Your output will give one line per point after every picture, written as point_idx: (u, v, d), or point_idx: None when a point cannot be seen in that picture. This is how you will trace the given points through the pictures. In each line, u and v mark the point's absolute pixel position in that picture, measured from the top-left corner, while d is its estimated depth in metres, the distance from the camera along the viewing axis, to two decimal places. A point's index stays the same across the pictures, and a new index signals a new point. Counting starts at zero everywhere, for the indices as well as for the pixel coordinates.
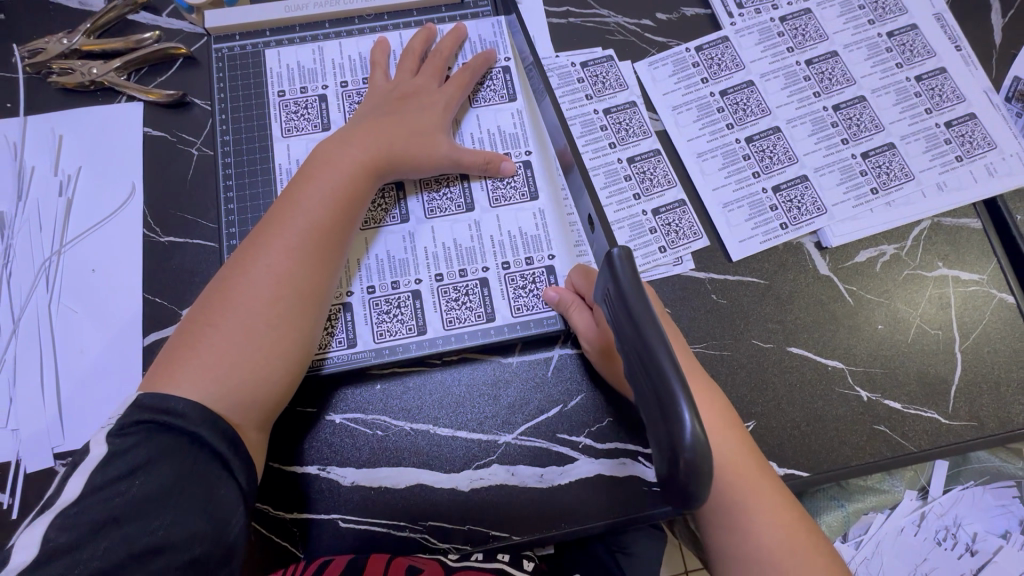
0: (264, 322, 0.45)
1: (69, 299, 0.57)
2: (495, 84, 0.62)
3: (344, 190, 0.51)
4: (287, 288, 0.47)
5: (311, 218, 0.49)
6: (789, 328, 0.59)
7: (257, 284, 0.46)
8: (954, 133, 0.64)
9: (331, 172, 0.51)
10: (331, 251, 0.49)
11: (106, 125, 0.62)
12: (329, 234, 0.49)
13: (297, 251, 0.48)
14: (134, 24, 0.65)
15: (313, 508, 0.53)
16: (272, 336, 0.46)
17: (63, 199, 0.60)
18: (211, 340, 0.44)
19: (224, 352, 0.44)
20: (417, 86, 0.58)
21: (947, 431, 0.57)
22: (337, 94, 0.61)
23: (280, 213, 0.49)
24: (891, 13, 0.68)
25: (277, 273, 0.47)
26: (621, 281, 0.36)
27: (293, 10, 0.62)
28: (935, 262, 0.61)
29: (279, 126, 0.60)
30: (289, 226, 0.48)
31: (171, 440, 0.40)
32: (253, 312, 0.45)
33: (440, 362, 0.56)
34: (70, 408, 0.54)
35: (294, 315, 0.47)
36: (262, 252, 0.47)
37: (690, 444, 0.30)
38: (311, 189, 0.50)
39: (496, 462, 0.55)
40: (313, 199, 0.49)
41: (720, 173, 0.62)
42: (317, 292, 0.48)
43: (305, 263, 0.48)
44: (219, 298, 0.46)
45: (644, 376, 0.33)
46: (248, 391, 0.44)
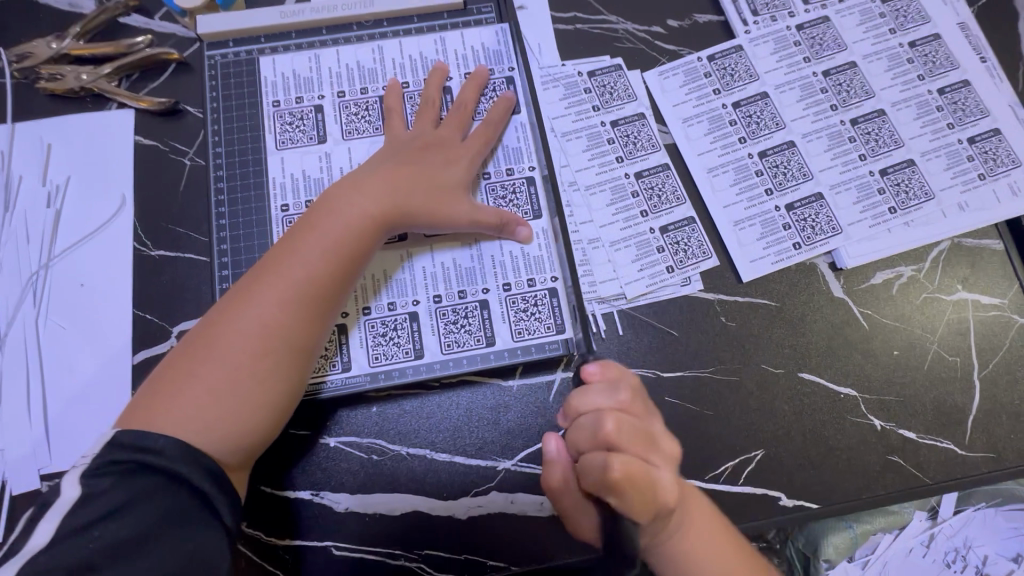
0: (251, 375, 0.44)
1: (57, 314, 0.55)
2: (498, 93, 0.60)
3: (346, 244, 0.48)
4: (276, 341, 0.45)
5: (308, 272, 0.47)
6: (801, 353, 0.57)
7: (248, 334, 0.45)
8: (977, 149, 0.61)
9: (335, 221, 0.49)
10: (326, 307, 0.48)
11: (97, 133, 0.60)
12: (326, 289, 0.47)
13: (291, 304, 0.46)
14: (126, 27, 0.63)
15: (306, 534, 0.52)
16: (256, 389, 0.44)
17: (52, 210, 0.58)
18: (196, 384, 0.43)
19: (208, 400, 0.43)
20: (440, 138, 0.55)
21: (962, 464, 0.55)
22: (333, 104, 0.58)
23: (278, 258, 0.47)
24: (913, 22, 0.65)
25: (268, 324, 0.45)
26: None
27: (289, 16, 0.60)
28: (954, 285, 0.59)
29: (273, 138, 0.58)
30: (285, 276, 0.46)
31: (148, 482, 0.39)
32: (239, 361, 0.44)
33: (438, 386, 0.54)
34: (57, 429, 0.53)
35: (279, 369, 0.45)
36: (256, 298, 0.45)
37: None
38: (313, 238, 0.48)
39: (495, 490, 0.53)
40: (314, 249, 0.47)
41: (731, 190, 0.60)
42: (307, 348, 0.47)
43: (298, 317, 0.46)
44: (207, 337, 0.45)
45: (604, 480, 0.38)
46: (229, 441, 0.43)
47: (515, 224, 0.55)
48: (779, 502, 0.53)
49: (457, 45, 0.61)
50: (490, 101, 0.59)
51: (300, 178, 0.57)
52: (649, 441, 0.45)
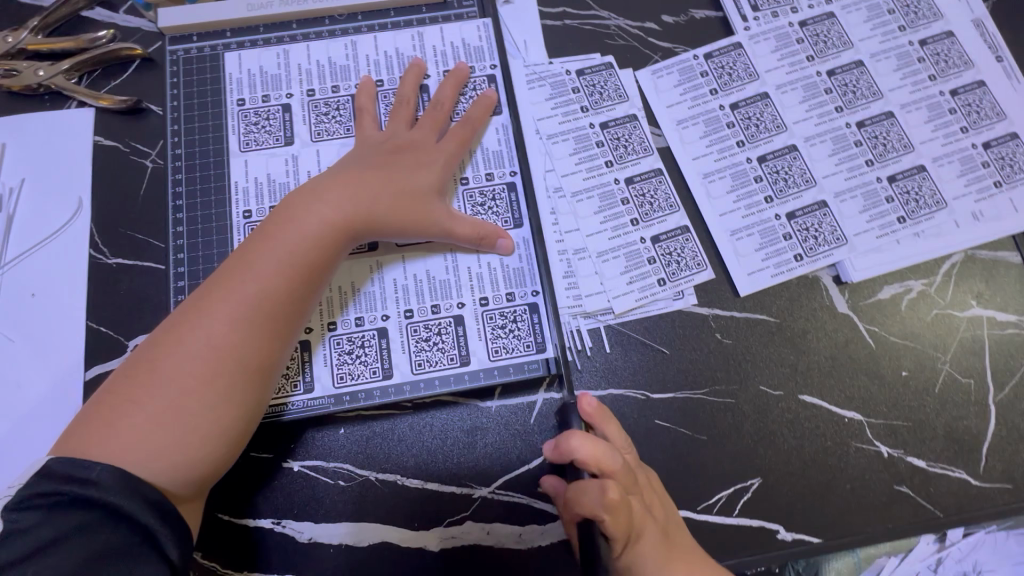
0: (201, 397, 0.41)
1: (5, 326, 0.52)
2: (477, 91, 0.56)
3: (306, 255, 0.45)
4: (230, 362, 0.41)
5: (265, 284, 0.43)
6: (802, 373, 0.53)
7: (198, 354, 0.41)
8: (992, 155, 0.57)
9: (294, 230, 0.45)
10: (285, 323, 0.44)
11: (54, 133, 0.56)
12: (284, 303, 0.44)
13: (246, 320, 0.42)
14: (88, 21, 0.60)
15: (266, 566, 0.48)
16: (208, 414, 0.41)
17: (3, 214, 0.54)
18: (140, 411, 0.39)
19: (152, 426, 0.39)
20: (412, 139, 0.51)
21: (977, 496, 0.51)
22: (302, 103, 0.55)
23: (232, 270, 0.43)
24: (924, 18, 0.61)
25: (221, 343, 0.41)
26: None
27: (257, 9, 0.56)
28: (967, 300, 0.55)
29: (238, 139, 0.54)
30: (238, 291, 0.43)
31: (80, 517, 0.36)
32: (189, 385, 0.40)
33: (410, 406, 0.51)
34: (1, 450, 0.49)
35: (234, 393, 0.42)
36: (207, 314, 0.42)
37: None
38: (270, 249, 0.44)
39: (469, 520, 0.49)
40: (271, 260, 0.44)
41: (728, 197, 0.56)
42: (265, 367, 0.43)
43: (253, 336, 0.42)
44: (152, 358, 0.41)
45: None
46: (176, 471, 0.40)
47: (495, 232, 0.51)
48: (777, 536, 0.50)
49: (435, 41, 0.57)
50: (469, 100, 0.56)
51: (265, 182, 0.53)
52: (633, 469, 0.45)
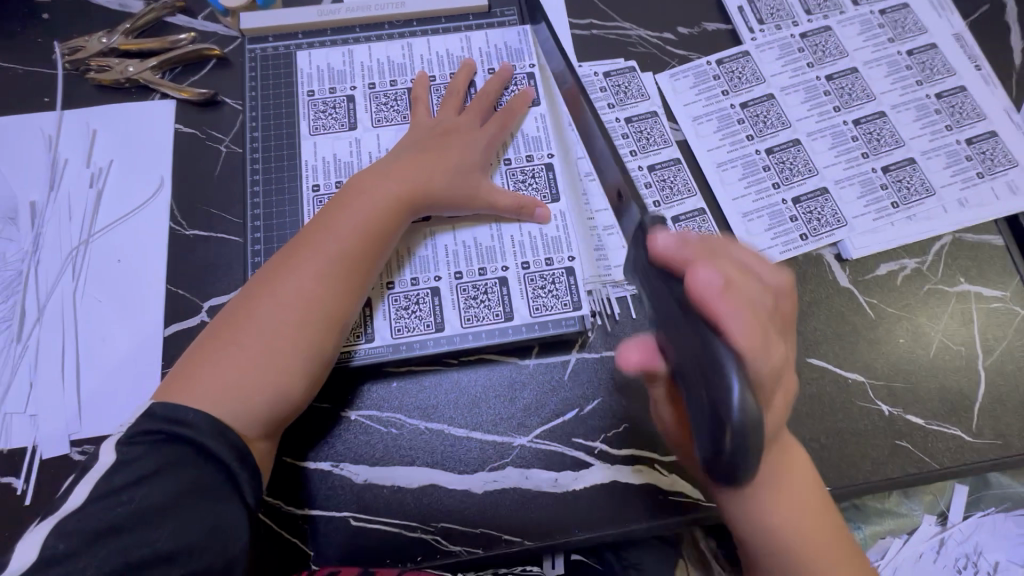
0: (285, 342, 0.46)
1: (93, 287, 0.58)
2: (518, 88, 0.63)
3: (376, 221, 0.51)
4: (312, 312, 0.47)
5: (340, 246, 0.49)
6: (809, 338, 0.59)
7: (281, 304, 0.47)
8: (975, 150, 0.64)
9: (366, 201, 0.52)
10: (357, 279, 0.50)
11: (139, 120, 0.63)
12: (357, 263, 0.50)
13: (326, 276, 0.48)
14: (170, 26, 0.67)
15: (325, 505, 0.53)
16: (293, 356, 0.46)
17: (94, 190, 0.61)
18: (235, 353, 0.45)
19: (244, 366, 0.45)
20: (459, 124, 0.58)
21: (970, 449, 0.56)
22: (365, 95, 0.62)
23: (312, 235, 0.50)
24: (911, 32, 0.68)
25: (304, 294, 0.47)
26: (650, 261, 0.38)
27: (326, 15, 0.65)
28: (956, 277, 0.61)
29: (307, 124, 0.62)
30: (319, 251, 0.49)
31: (176, 453, 0.41)
32: (276, 331, 0.46)
33: (457, 362, 0.56)
34: (87, 397, 0.54)
35: (314, 339, 0.47)
36: (292, 270, 0.48)
37: (737, 416, 0.28)
38: (345, 215, 0.51)
39: (510, 465, 0.54)
40: (346, 225, 0.50)
41: (739, 183, 0.63)
42: (340, 318, 0.49)
43: (332, 289, 0.48)
44: (244, 310, 0.47)
45: (697, 376, 0.31)
46: (266, 405, 0.45)
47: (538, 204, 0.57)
48: None
49: (481, 44, 0.65)
50: (510, 97, 0.63)
51: (331, 161, 0.60)
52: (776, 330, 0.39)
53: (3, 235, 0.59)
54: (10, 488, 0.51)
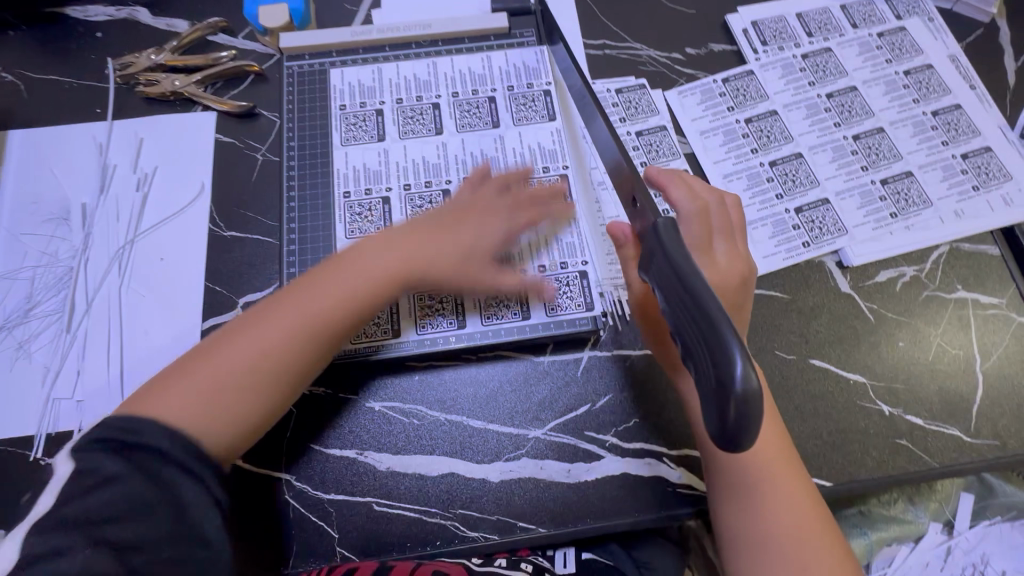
0: (251, 382, 0.49)
1: (137, 283, 0.62)
2: (535, 105, 0.68)
3: (360, 289, 0.53)
4: (271, 361, 0.50)
5: (322, 304, 0.52)
6: (811, 341, 0.61)
7: (258, 348, 0.50)
8: (970, 164, 0.67)
9: (358, 268, 0.54)
10: (325, 341, 0.52)
11: (183, 130, 0.68)
12: (330, 326, 0.52)
13: (297, 329, 0.51)
14: (212, 44, 0.73)
15: (350, 491, 0.55)
16: (242, 400, 0.48)
17: (140, 194, 0.66)
18: (194, 381, 0.48)
19: (208, 395, 0.47)
20: (488, 207, 0.60)
21: (968, 449, 0.58)
22: (392, 109, 0.67)
23: (302, 288, 0.53)
24: (907, 53, 0.72)
25: (271, 342, 0.50)
26: (665, 245, 0.39)
27: (358, 35, 0.70)
28: (954, 284, 0.64)
29: (339, 135, 0.66)
30: (301, 304, 0.52)
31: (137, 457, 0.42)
32: (236, 371, 0.49)
33: (475, 357, 0.60)
34: (129, 385, 0.58)
35: (266, 388, 0.50)
36: (272, 316, 0.51)
37: (741, 387, 0.31)
38: (335, 278, 0.53)
39: (526, 456, 0.56)
40: (335, 287, 0.53)
41: (744, 194, 0.66)
42: (298, 374, 0.51)
43: (298, 345, 0.51)
44: (218, 342, 0.50)
45: (697, 344, 0.35)
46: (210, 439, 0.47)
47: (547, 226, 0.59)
48: None
49: (501, 64, 0.70)
50: (533, 114, 0.67)
51: (361, 170, 0.65)
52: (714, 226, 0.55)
53: (56, 234, 0.64)
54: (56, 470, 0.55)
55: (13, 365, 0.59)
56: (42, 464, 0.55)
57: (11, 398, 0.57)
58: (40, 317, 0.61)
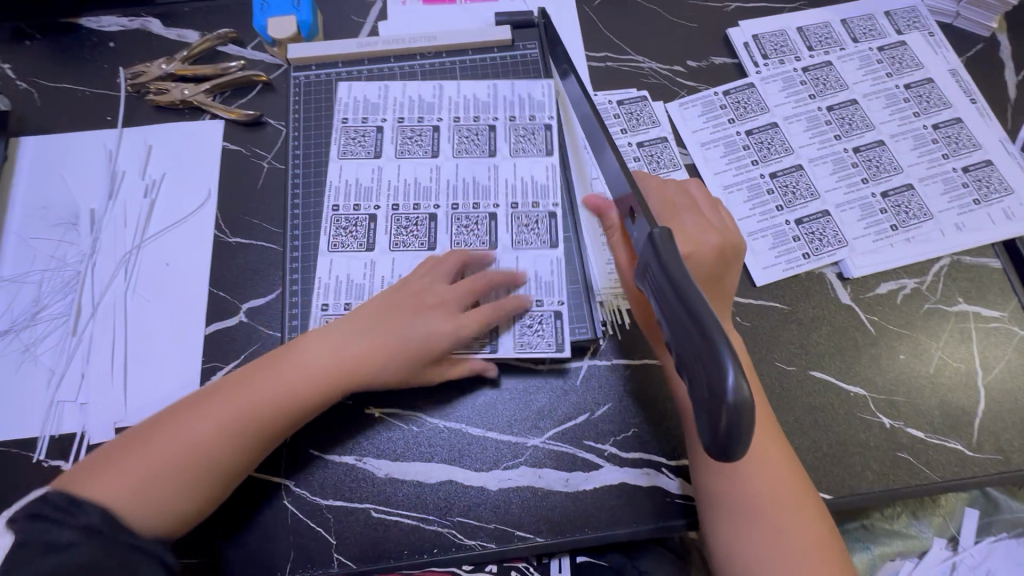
0: (182, 472, 0.47)
1: (143, 288, 0.63)
2: (535, 137, 0.67)
3: (299, 386, 0.51)
4: (200, 461, 0.48)
5: (264, 396, 0.50)
6: (811, 352, 0.61)
7: (196, 437, 0.48)
8: (971, 177, 0.67)
9: (298, 363, 0.52)
10: (259, 439, 0.50)
11: (191, 138, 0.70)
12: (264, 426, 0.50)
13: (229, 427, 0.49)
14: (222, 54, 0.74)
15: (348, 497, 0.55)
16: (166, 498, 0.46)
17: (148, 200, 0.67)
18: (122, 473, 0.46)
19: (140, 482, 0.46)
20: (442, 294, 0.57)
21: (971, 464, 0.57)
22: (394, 127, 0.68)
23: (242, 379, 0.51)
24: (908, 68, 0.73)
25: (201, 440, 0.48)
26: (661, 257, 0.39)
27: (364, 46, 0.71)
28: (955, 297, 0.64)
29: (337, 148, 0.67)
30: (236, 399, 0.50)
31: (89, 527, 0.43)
32: (162, 468, 0.47)
33: (474, 367, 0.60)
34: (133, 388, 0.59)
35: (192, 489, 0.47)
36: (207, 410, 0.49)
37: (732, 398, 0.32)
38: (275, 374, 0.52)
39: (524, 465, 0.56)
40: (272, 383, 0.51)
41: (744, 205, 0.67)
42: (229, 473, 0.49)
43: (229, 444, 0.49)
44: (151, 433, 0.49)
45: (690, 354, 0.35)
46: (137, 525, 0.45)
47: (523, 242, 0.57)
48: None
49: (506, 92, 0.70)
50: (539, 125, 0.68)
51: (354, 185, 0.65)
52: (680, 205, 0.56)
53: (64, 238, 0.65)
54: (58, 471, 0.55)
55: (19, 367, 0.60)
56: (45, 465, 0.55)
57: (16, 399, 0.58)
58: (47, 320, 0.62)
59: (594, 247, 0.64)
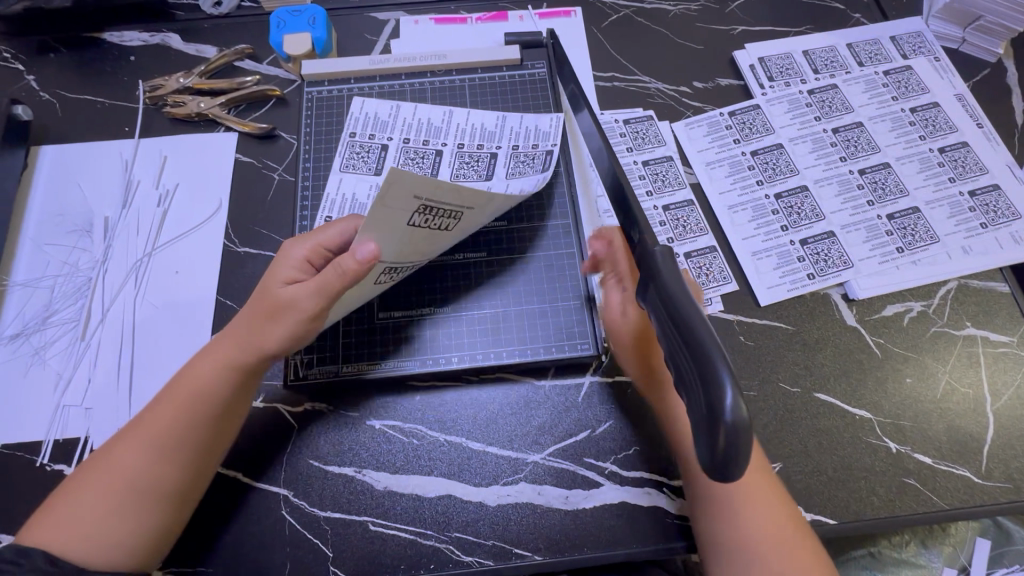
0: (114, 510, 0.48)
1: (151, 295, 0.64)
2: (534, 161, 0.67)
3: (197, 387, 0.51)
4: (131, 484, 0.48)
5: (167, 414, 0.51)
6: (816, 374, 0.61)
7: (115, 475, 0.49)
8: (978, 202, 0.67)
9: (193, 370, 0.52)
10: (179, 444, 0.50)
11: (204, 149, 0.71)
12: (180, 433, 0.50)
13: (146, 446, 0.49)
14: (238, 69, 0.76)
15: (347, 509, 0.55)
16: (115, 528, 0.47)
17: (160, 209, 0.68)
18: (64, 519, 0.47)
19: (78, 529, 0.47)
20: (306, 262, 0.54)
21: (979, 492, 0.56)
22: (398, 146, 0.69)
23: (152, 404, 0.52)
24: (914, 92, 0.73)
25: (124, 467, 0.49)
26: (660, 275, 0.39)
27: (376, 63, 0.73)
28: (963, 321, 0.63)
29: (340, 160, 0.68)
30: (146, 422, 0.51)
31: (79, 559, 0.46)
32: (100, 502, 0.48)
33: (475, 380, 0.60)
34: (138, 393, 0.59)
35: (138, 511, 0.48)
36: (125, 441, 0.50)
37: (730, 418, 0.32)
38: (173, 387, 0.52)
39: (524, 481, 0.56)
40: (173, 396, 0.51)
41: (749, 225, 0.67)
42: (165, 485, 0.49)
43: (151, 460, 0.49)
44: (82, 477, 0.50)
45: (688, 374, 0.35)
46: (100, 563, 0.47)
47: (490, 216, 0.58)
48: None
49: (514, 124, 0.69)
50: None
51: (350, 199, 0.66)
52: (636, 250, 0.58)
53: (78, 245, 0.67)
54: (61, 475, 0.56)
55: (27, 370, 0.61)
56: (48, 469, 0.56)
57: (24, 402, 0.59)
58: (56, 324, 0.63)
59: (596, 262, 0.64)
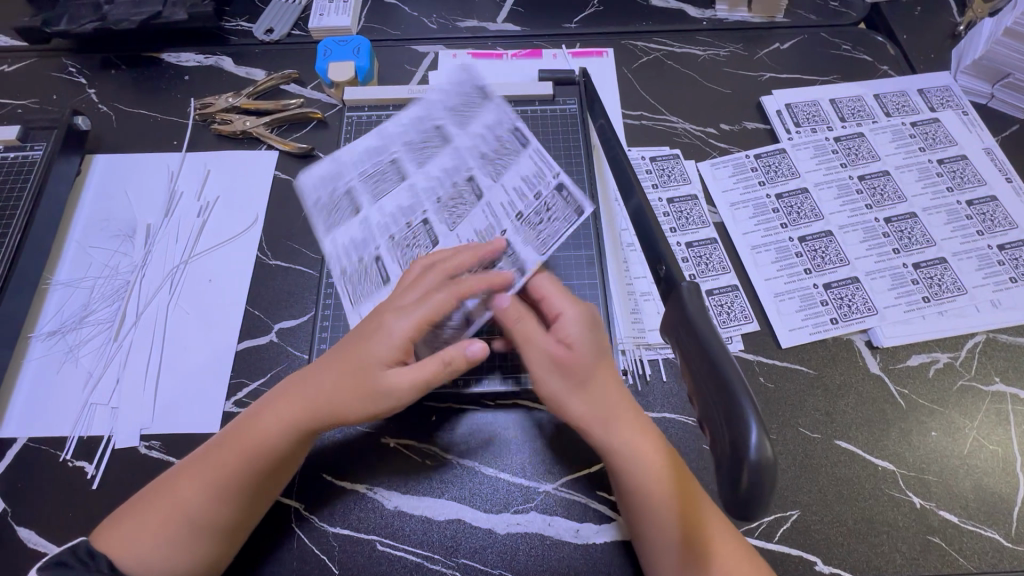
0: (172, 538, 0.48)
1: (184, 301, 0.66)
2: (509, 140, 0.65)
3: (268, 436, 0.50)
4: (192, 517, 0.49)
5: (229, 459, 0.50)
6: (838, 421, 0.60)
7: (178, 508, 0.49)
8: (1007, 256, 0.67)
9: (269, 418, 0.51)
10: (241, 491, 0.50)
11: (245, 165, 0.75)
12: (244, 480, 0.50)
13: (210, 485, 0.49)
14: (283, 92, 0.80)
15: (356, 525, 0.55)
16: (169, 555, 0.48)
17: (200, 219, 0.71)
18: (129, 531, 0.49)
19: (139, 554, 0.48)
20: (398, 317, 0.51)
21: (1010, 558, 0.54)
22: (414, 161, 0.66)
23: (225, 439, 0.51)
24: (941, 143, 0.74)
25: (188, 498, 0.49)
26: (687, 313, 0.40)
27: (415, 92, 0.75)
28: (991, 376, 0.62)
29: (367, 192, 0.65)
30: (213, 459, 0.50)
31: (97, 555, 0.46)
32: (159, 527, 0.49)
33: (492, 405, 0.60)
34: (163, 396, 0.61)
35: (191, 543, 0.48)
36: (194, 471, 0.50)
37: (754, 457, 0.32)
38: (248, 428, 0.51)
39: (535, 510, 0.55)
40: (245, 439, 0.50)
41: (772, 266, 0.67)
42: (221, 524, 0.49)
43: (212, 501, 0.49)
44: (152, 493, 0.50)
45: (713, 410, 0.35)
46: None
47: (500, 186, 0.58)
48: (815, 567, 0.53)
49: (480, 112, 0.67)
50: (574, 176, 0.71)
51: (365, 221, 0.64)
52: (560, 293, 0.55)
53: (120, 249, 0.70)
54: (82, 472, 0.57)
55: (60, 366, 0.63)
56: (69, 466, 0.57)
57: (55, 398, 0.61)
58: (92, 324, 0.65)
59: (619, 292, 0.65)
